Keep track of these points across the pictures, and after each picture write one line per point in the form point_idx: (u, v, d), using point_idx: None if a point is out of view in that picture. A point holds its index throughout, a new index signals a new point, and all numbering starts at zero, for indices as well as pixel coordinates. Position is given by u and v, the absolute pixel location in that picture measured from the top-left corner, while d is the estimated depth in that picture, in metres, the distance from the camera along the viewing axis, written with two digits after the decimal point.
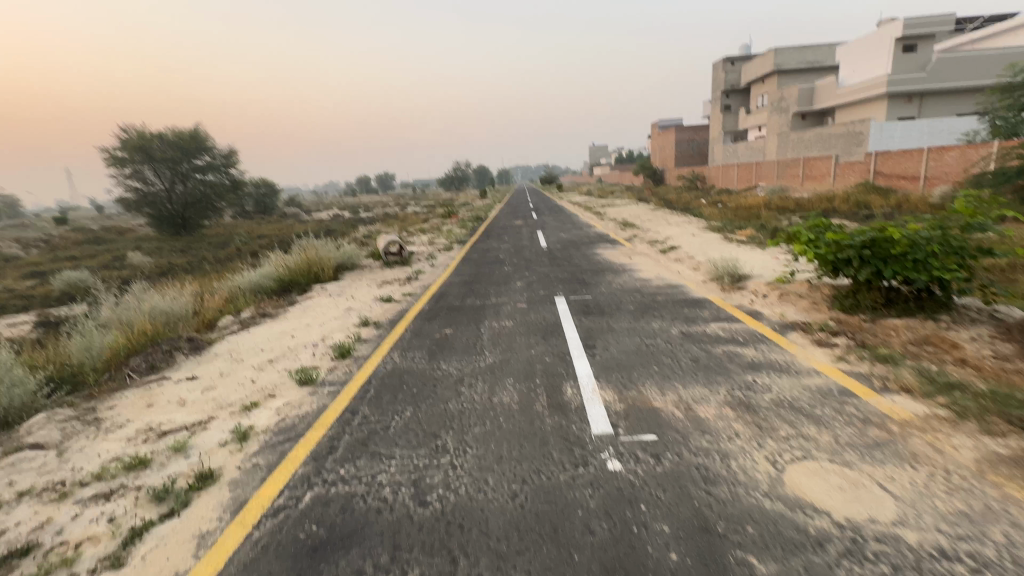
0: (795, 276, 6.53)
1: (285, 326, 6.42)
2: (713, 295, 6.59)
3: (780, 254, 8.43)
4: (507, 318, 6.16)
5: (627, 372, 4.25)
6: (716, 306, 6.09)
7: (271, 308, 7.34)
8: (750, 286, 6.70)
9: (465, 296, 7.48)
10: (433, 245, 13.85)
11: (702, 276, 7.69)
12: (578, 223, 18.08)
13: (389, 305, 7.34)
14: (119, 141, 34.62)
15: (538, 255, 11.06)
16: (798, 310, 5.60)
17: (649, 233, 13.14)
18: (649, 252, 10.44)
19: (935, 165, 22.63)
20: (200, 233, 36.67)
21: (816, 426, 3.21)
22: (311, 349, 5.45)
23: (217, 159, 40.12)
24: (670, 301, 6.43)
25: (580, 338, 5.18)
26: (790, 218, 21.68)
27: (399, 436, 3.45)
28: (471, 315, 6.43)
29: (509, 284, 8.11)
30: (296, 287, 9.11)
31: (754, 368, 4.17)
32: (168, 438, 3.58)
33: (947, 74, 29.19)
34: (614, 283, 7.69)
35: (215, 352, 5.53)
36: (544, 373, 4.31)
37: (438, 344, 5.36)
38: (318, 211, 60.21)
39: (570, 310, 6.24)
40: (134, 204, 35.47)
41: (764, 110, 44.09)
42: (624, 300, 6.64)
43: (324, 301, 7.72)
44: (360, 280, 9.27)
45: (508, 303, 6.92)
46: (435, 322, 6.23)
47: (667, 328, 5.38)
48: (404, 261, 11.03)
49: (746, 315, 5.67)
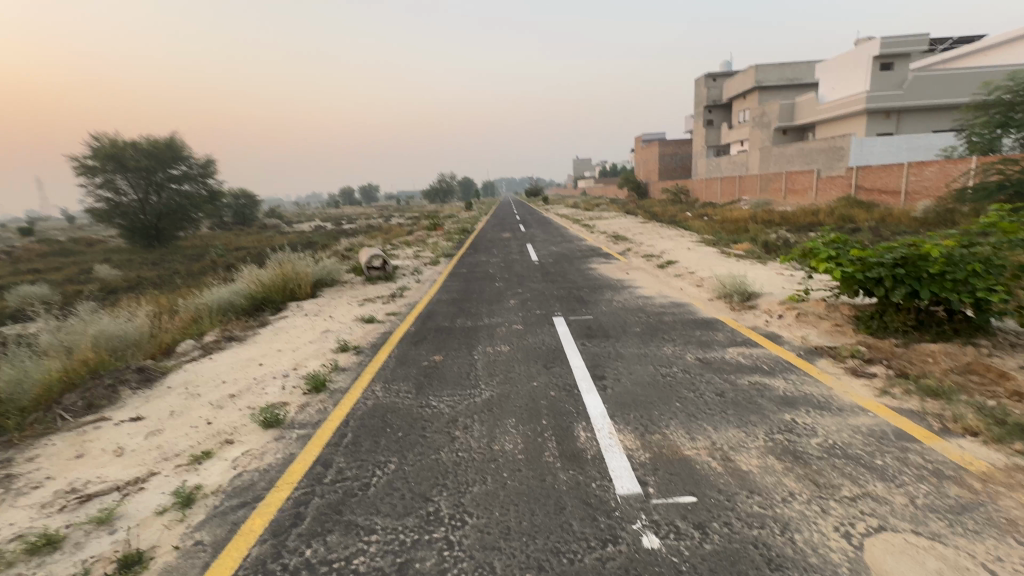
0: (810, 295, 6.10)
1: (254, 352, 5.72)
2: (724, 315, 6.11)
3: (785, 270, 8.05)
4: (502, 342, 5.56)
5: (646, 411, 3.68)
6: (729, 328, 5.60)
7: (239, 330, 6.62)
8: (762, 306, 6.24)
9: (455, 316, 6.89)
10: (419, 259, 13.24)
11: (707, 293, 7.24)
12: (567, 236, 17.69)
13: (371, 326, 6.69)
14: (89, 149, 33.29)
15: (529, 270, 10.54)
16: (820, 333, 5.14)
17: (643, 247, 12.74)
18: (646, 267, 10.01)
19: (915, 180, 22.97)
20: (175, 245, 35.37)
21: (883, 483, 2.68)
22: (280, 381, 4.79)
23: (194, 168, 38.96)
24: (679, 322, 5.93)
25: (586, 367, 4.62)
26: (777, 231, 21.70)
27: (380, 500, 2.81)
28: (462, 339, 5.82)
29: (502, 302, 7.54)
30: (269, 305, 8.41)
31: (789, 405, 3.66)
32: (92, 505, 2.89)
33: (924, 92, 29.88)
34: (614, 301, 7.19)
35: (169, 385, 4.82)
36: (551, 413, 3.72)
37: (427, 374, 4.74)
38: (299, 222, 59.02)
39: (571, 333, 5.69)
40: (104, 214, 34.10)
41: (746, 124, 44.78)
42: (629, 321, 6.13)
43: (299, 322, 7.03)
44: (340, 297, 8.61)
45: (502, 324, 6.33)
46: (422, 346, 5.60)
47: (681, 355, 4.85)
48: (387, 276, 10.40)
49: (763, 339, 5.18)
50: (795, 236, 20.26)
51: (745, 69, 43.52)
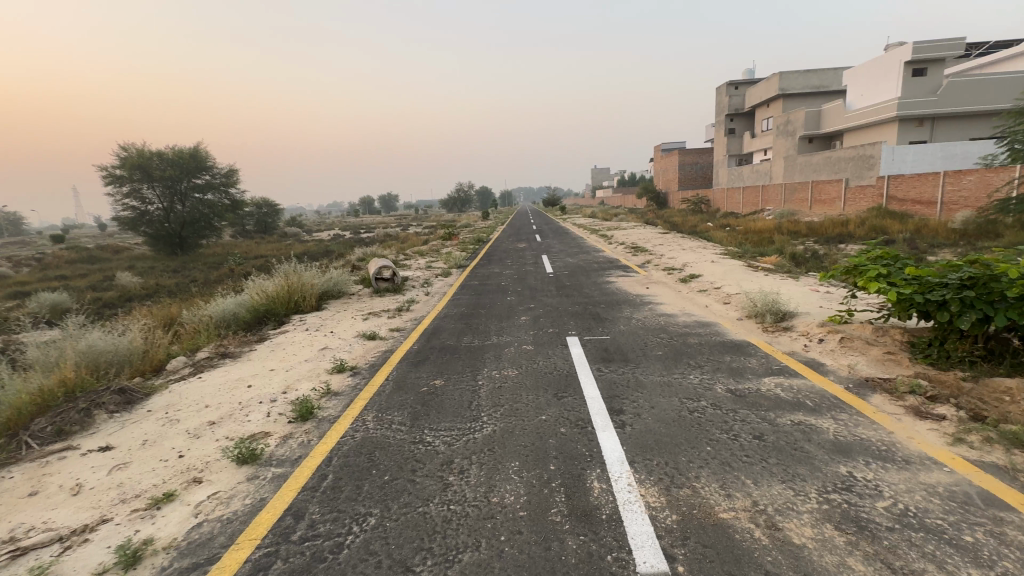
0: (854, 316, 5.49)
1: (246, 371, 5.36)
2: (757, 338, 5.52)
3: (820, 287, 7.41)
4: (510, 365, 5.08)
5: (672, 457, 3.15)
6: (763, 354, 5.02)
7: (235, 346, 6.30)
8: (799, 328, 5.63)
9: (462, 333, 6.44)
10: (430, 270, 12.90)
11: (736, 312, 6.66)
12: (584, 247, 17.23)
13: (373, 343, 6.30)
14: (117, 159, 34.13)
15: (544, 283, 10.10)
16: (869, 362, 4.53)
17: (663, 259, 12.19)
18: (667, 281, 9.46)
19: (952, 190, 21.88)
20: (197, 253, 35.93)
21: (980, 571, 2.10)
22: (266, 406, 4.39)
23: (217, 178, 39.60)
24: (706, 346, 5.36)
25: (602, 398, 4.10)
26: (805, 243, 20.80)
27: (352, 568, 2.35)
28: (467, 360, 5.36)
29: (512, 319, 7.09)
30: (272, 318, 8.13)
31: (843, 455, 3.09)
32: (27, 562, 2.51)
33: (961, 98, 28.60)
34: (633, 319, 6.67)
35: (148, 409, 4.46)
36: (560, 456, 3.22)
37: (424, 402, 4.28)
38: (319, 231, 59.65)
39: (585, 356, 5.18)
40: (130, 222, 34.86)
41: (769, 133, 43.70)
42: (649, 343, 5.59)
43: (299, 337, 6.67)
44: (345, 311, 8.26)
45: (511, 343, 5.87)
46: (423, 369, 5.15)
47: (710, 385, 4.31)
48: (396, 288, 10.05)
49: (804, 368, 4.59)
50: (824, 248, 19.35)
51: (769, 76, 42.54)
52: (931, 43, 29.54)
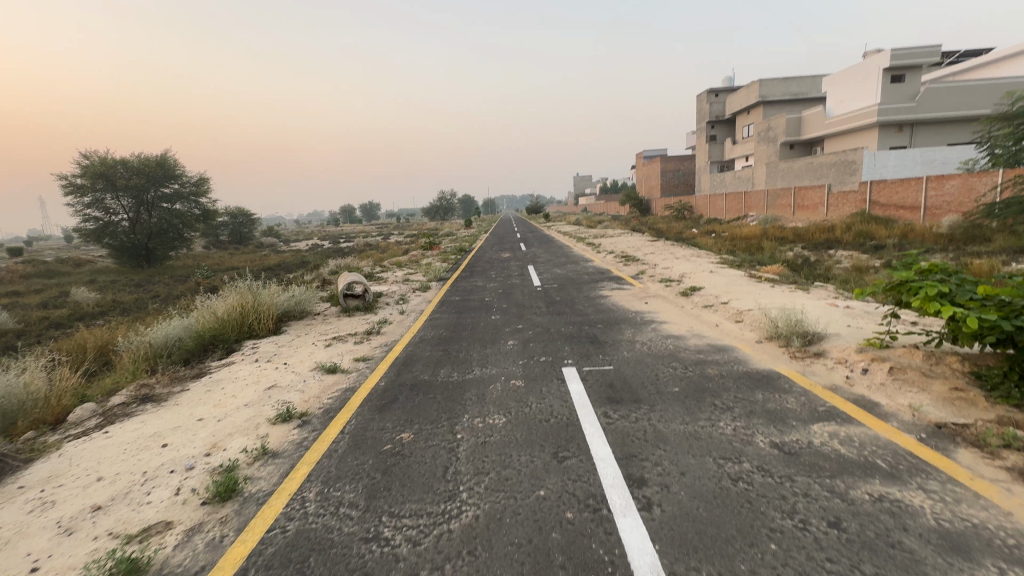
0: (896, 340, 4.71)
1: (166, 422, 4.29)
2: (787, 369, 4.68)
3: (838, 305, 6.68)
4: (497, 409, 4.13)
5: (729, 565, 2.23)
6: (801, 390, 4.17)
7: (162, 387, 5.21)
8: (833, 354, 4.82)
9: (439, 364, 5.47)
10: (407, 284, 11.91)
11: (752, 332, 5.87)
12: (572, 256, 16.45)
13: (333, 377, 5.29)
14: (78, 168, 32.27)
15: (531, 298, 9.23)
16: (935, 401, 3.71)
17: (658, 269, 11.42)
18: (666, 294, 8.67)
19: (936, 195, 21.71)
20: (165, 266, 34.15)
21: None
22: (176, 478, 3.35)
23: (186, 187, 37.77)
24: (730, 379, 4.50)
25: (617, 460, 3.18)
26: (794, 249, 20.36)
27: None
28: (443, 402, 4.39)
29: (498, 343, 6.16)
30: (220, 345, 7.01)
31: (961, 557, 2.20)
32: None
33: (939, 105, 28.87)
34: (636, 342, 5.83)
35: (20, 485, 3.39)
36: (571, 567, 2.28)
37: (385, 470, 3.28)
38: (297, 241, 57.76)
39: (588, 395, 4.28)
40: (93, 234, 32.91)
41: (751, 139, 43.88)
42: (661, 375, 4.72)
43: (244, 371, 5.60)
44: (305, 336, 7.20)
45: (496, 377, 4.91)
46: (388, 416, 4.15)
47: (749, 436, 3.42)
48: (367, 306, 9.04)
49: (857, 410, 3.74)
50: (815, 254, 18.87)
51: (750, 84, 42.77)
52: (908, 50, 29.79)
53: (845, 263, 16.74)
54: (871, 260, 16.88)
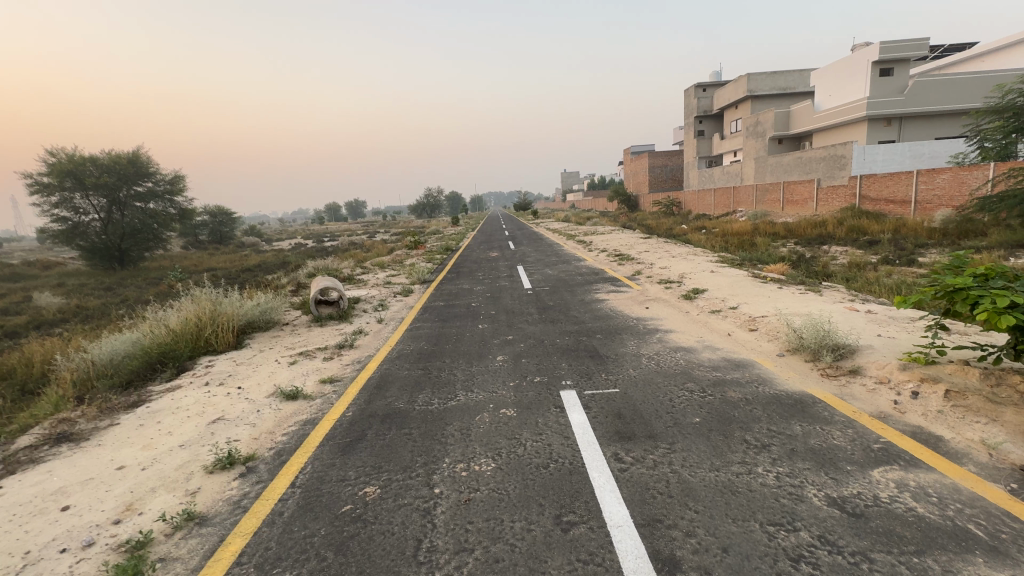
0: (944, 355, 4.12)
1: (78, 472, 3.50)
2: (821, 391, 4.03)
3: (858, 311, 6.08)
4: (486, 452, 3.39)
5: None
6: (845, 420, 3.50)
7: (86, 422, 4.38)
8: (872, 372, 4.19)
9: (417, 387, 4.73)
10: (388, 287, 11.12)
11: (771, 344, 5.22)
12: (562, 254, 15.78)
13: (293, 406, 4.53)
14: (44, 166, 30.65)
15: (522, 302, 8.55)
16: (1013, 435, 3.06)
17: (655, 269, 10.78)
18: (667, 297, 8.01)
19: (926, 189, 21.29)
20: (139, 268, 32.67)
21: None
22: (64, 563, 2.56)
23: (160, 185, 36.32)
24: (758, 405, 3.83)
25: (639, 531, 2.47)
26: (787, 245, 19.92)
27: None
28: (419, 440, 3.64)
29: (485, 359, 5.42)
30: (171, 362, 6.18)
31: None
32: None
33: (927, 99, 28.74)
34: (642, 357, 5.15)
35: None
36: None
37: (340, 546, 2.54)
38: (279, 241, 56.06)
39: (592, 429, 3.58)
40: (63, 235, 31.29)
41: (739, 134, 43.66)
42: (677, 400, 4.03)
43: (189, 399, 4.78)
44: (268, 353, 6.35)
45: (484, 405, 4.18)
46: (352, 461, 3.40)
47: (804, 493, 2.71)
48: (341, 314, 8.23)
49: (922, 449, 3.07)
50: (810, 251, 18.43)
51: (737, 78, 42.50)
52: (897, 43, 29.55)
53: (841, 259, 16.28)
54: (867, 256, 16.48)
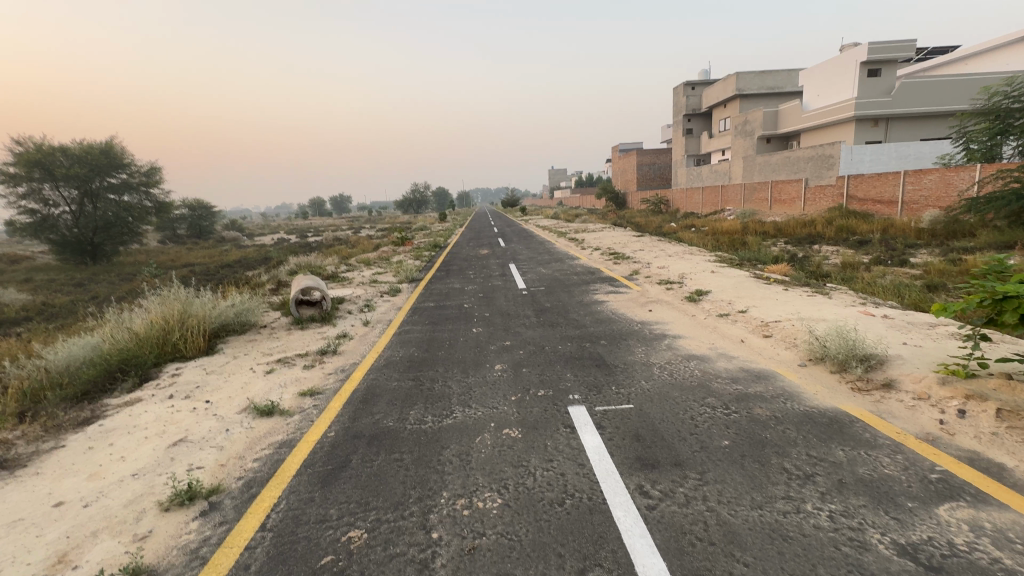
0: (984, 368, 3.82)
1: (6, 510, 2.96)
2: (856, 408, 3.66)
3: (876, 317, 5.74)
4: (490, 485, 2.93)
5: None
6: (893, 446, 3.11)
7: (26, 444, 3.82)
8: (908, 387, 3.85)
9: (407, 402, 4.25)
10: (375, 286, 10.58)
11: (790, 353, 4.86)
12: (555, 253, 15.36)
13: (267, 424, 4.02)
14: (10, 155, 29.14)
15: (517, 303, 8.10)
16: None
17: (653, 269, 10.42)
18: (670, 299, 7.64)
19: (913, 189, 21.27)
20: (113, 263, 31.35)
21: None
22: None
23: (135, 177, 34.93)
24: (790, 425, 3.45)
25: None
26: (778, 244, 19.79)
27: None
28: (411, 469, 3.17)
29: (482, 369, 4.96)
30: (134, 370, 5.60)
31: None
32: None
33: (914, 100, 28.98)
34: (654, 367, 4.74)
35: None
36: None
37: None
38: (261, 235, 54.67)
39: (609, 455, 3.15)
40: (30, 228, 29.87)
41: (727, 133, 43.73)
42: (699, 419, 3.62)
43: (148, 416, 4.23)
44: (242, 360, 5.79)
45: (484, 424, 3.72)
46: (334, 496, 2.93)
47: (871, 541, 2.30)
48: (324, 316, 7.68)
49: (987, 481, 2.70)
50: (801, 250, 18.34)
51: (726, 77, 42.53)
52: (885, 44, 29.70)
53: (833, 259, 16.15)
54: (859, 256, 16.39)
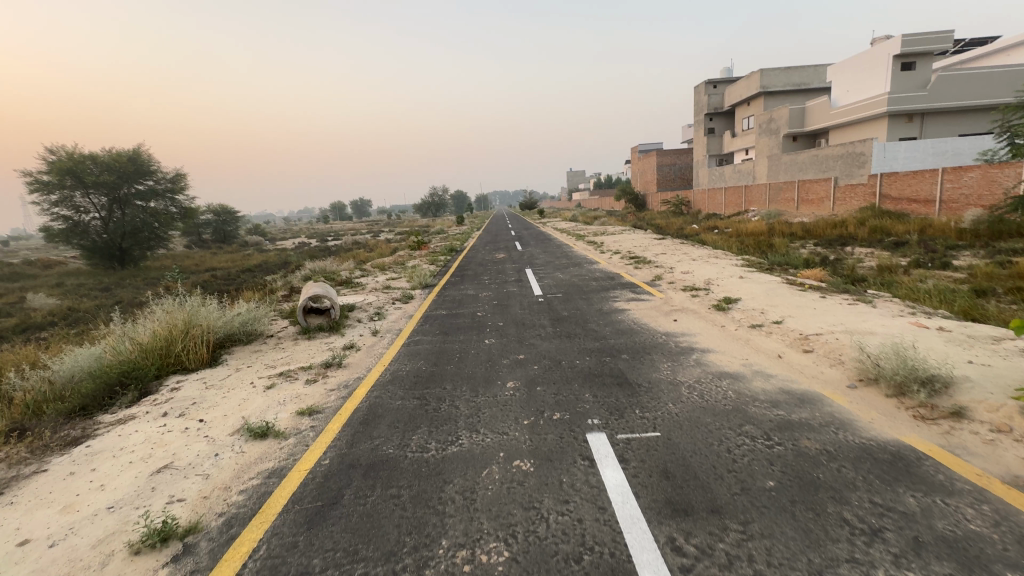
0: None
1: None
2: (922, 441, 3.16)
3: (931, 330, 5.16)
4: (496, 534, 2.53)
5: None
6: (980, 493, 2.60)
7: (6, 468, 3.59)
8: (984, 417, 3.31)
9: (410, 425, 3.89)
10: (388, 292, 10.32)
11: (836, 371, 4.35)
12: (573, 257, 14.94)
13: (259, 449, 3.70)
14: (44, 164, 30.06)
15: (532, 312, 7.72)
16: None
17: (676, 274, 9.91)
18: (696, 307, 7.14)
19: (952, 187, 20.12)
20: (140, 268, 32.07)
21: None
22: None
23: (162, 183, 35.76)
24: (845, 462, 2.97)
25: None
26: (806, 246, 18.94)
27: None
28: (408, 508, 2.80)
29: (492, 387, 4.56)
30: (135, 383, 5.40)
31: None
32: None
33: (951, 94, 27.59)
34: (681, 387, 4.28)
35: None
36: None
37: None
38: (283, 240, 55.49)
39: (635, 497, 2.72)
40: (62, 234, 30.76)
41: (751, 132, 42.56)
42: (738, 452, 3.16)
43: (138, 437, 3.98)
44: (243, 373, 5.53)
45: (493, 455, 3.33)
46: (318, 542, 2.57)
47: None
48: (332, 325, 7.43)
49: None
50: (831, 252, 17.49)
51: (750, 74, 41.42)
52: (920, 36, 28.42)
53: (868, 261, 15.30)
54: (895, 258, 15.49)
